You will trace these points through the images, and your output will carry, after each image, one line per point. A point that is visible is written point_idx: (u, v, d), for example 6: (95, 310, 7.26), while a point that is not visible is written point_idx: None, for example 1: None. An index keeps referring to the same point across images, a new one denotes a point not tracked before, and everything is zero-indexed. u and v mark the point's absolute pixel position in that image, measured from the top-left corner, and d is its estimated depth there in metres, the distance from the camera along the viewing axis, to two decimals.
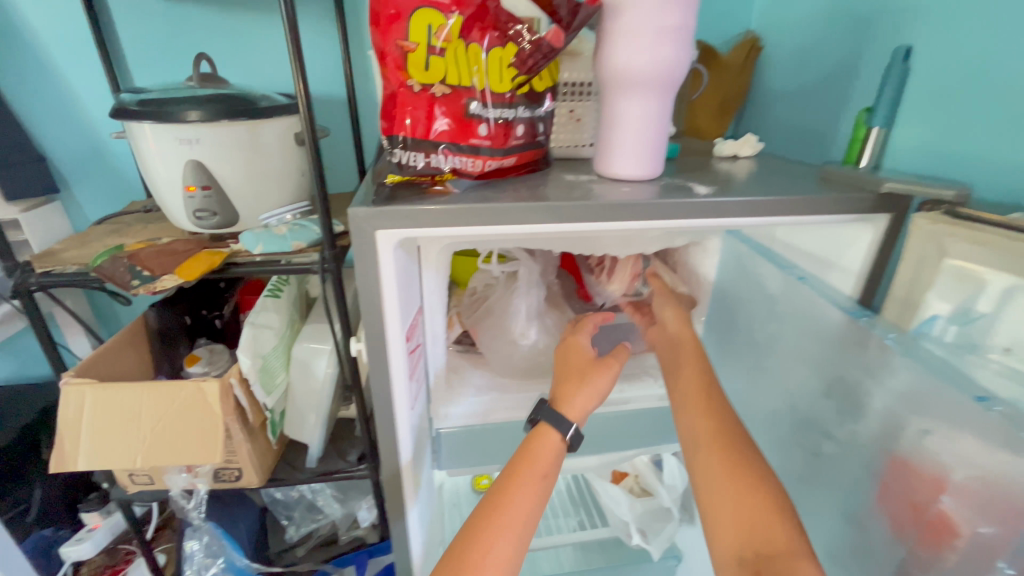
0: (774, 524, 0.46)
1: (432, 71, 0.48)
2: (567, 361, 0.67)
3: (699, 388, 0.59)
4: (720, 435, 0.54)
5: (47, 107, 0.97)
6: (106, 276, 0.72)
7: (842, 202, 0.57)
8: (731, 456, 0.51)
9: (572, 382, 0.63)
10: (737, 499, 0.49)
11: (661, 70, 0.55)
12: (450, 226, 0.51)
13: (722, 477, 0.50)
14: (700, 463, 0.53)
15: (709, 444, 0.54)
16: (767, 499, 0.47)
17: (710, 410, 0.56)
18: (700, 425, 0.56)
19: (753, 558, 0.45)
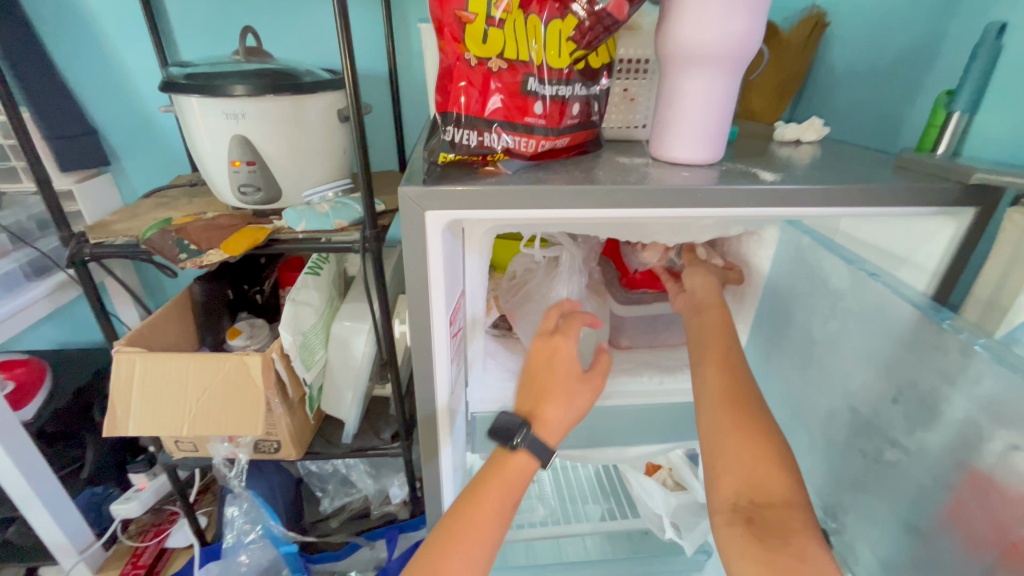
0: (774, 479, 0.50)
1: (489, 44, 0.46)
2: (549, 367, 0.63)
3: (723, 349, 0.60)
4: (736, 394, 0.56)
5: (99, 80, 0.99)
6: (155, 249, 0.74)
7: (923, 193, 0.53)
8: (744, 414, 0.54)
9: (554, 398, 0.61)
10: (743, 452, 0.52)
11: (730, 46, 0.51)
12: (501, 208, 0.49)
13: (733, 433, 0.53)
14: (714, 419, 0.55)
15: (724, 401, 0.56)
16: (772, 456, 0.51)
17: (729, 371, 0.58)
18: (718, 383, 0.57)
19: (747, 505, 0.50)
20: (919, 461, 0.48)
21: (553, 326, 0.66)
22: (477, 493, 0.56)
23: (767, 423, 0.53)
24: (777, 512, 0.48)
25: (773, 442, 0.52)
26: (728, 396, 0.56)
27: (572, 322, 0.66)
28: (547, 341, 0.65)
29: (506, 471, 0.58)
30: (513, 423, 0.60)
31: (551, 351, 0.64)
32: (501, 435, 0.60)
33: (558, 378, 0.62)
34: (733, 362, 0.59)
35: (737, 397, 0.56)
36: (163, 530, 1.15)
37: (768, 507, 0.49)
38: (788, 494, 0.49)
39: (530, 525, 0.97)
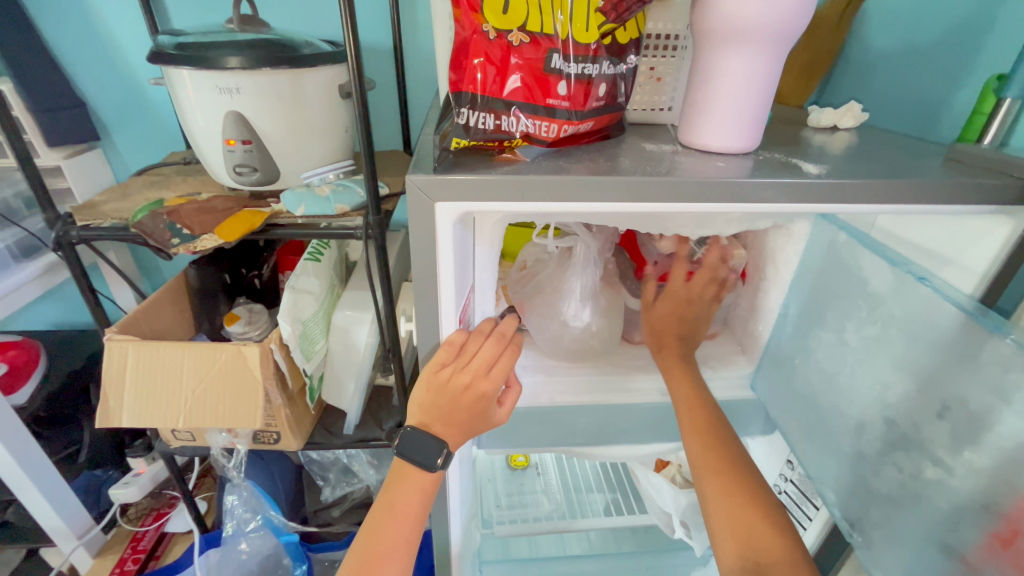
0: (770, 539, 0.55)
1: (511, 15, 0.41)
2: (474, 409, 0.53)
3: (705, 416, 0.64)
4: (723, 463, 0.61)
5: (85, 49, 0.93)
6: (146, 233, 0.70)
7: (980, 190, 0.48)
8: (733, 481, 0.60)
9: (468, 437, 0.55)
10: (738, 520, 0.57)
11: (776, 21, 0.46)
12: (518, 199, 0.45)
13: (728, 500, 0.59)
14: (708, 489, 0.60)
15: (713, 471, 0.61)
16: (764, 515, 0.57)
17: (712, 438, 0.63)
18: (705, 455, 0.62)
19: (752, 566, 0.55)
20: (964, 481, 0.45)
21: (489, 360, 0.53)
22: (393, 499, 0.54)
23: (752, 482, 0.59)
24: (779, 569, 0.54)
25: (763, 502, 0.58)
26: (715, 465, 0.61)
27: (509, 356, 0.56)
28: (480, 382, 0.52)
29: (418, 479, 0.54)
30: (427, 451, 0.53)
31: (487, 397, 0.53)
32: (411, 450, 0.53)
33: (476, 419, 0.54)
34: (715, 428, 0.63)
35: (725, 465, 0.61)
36: (163, 514, 1.14)
37: (771, 566, 0.54)
38: (785, 551, 0.54)
39: (535, 520, 0.94)
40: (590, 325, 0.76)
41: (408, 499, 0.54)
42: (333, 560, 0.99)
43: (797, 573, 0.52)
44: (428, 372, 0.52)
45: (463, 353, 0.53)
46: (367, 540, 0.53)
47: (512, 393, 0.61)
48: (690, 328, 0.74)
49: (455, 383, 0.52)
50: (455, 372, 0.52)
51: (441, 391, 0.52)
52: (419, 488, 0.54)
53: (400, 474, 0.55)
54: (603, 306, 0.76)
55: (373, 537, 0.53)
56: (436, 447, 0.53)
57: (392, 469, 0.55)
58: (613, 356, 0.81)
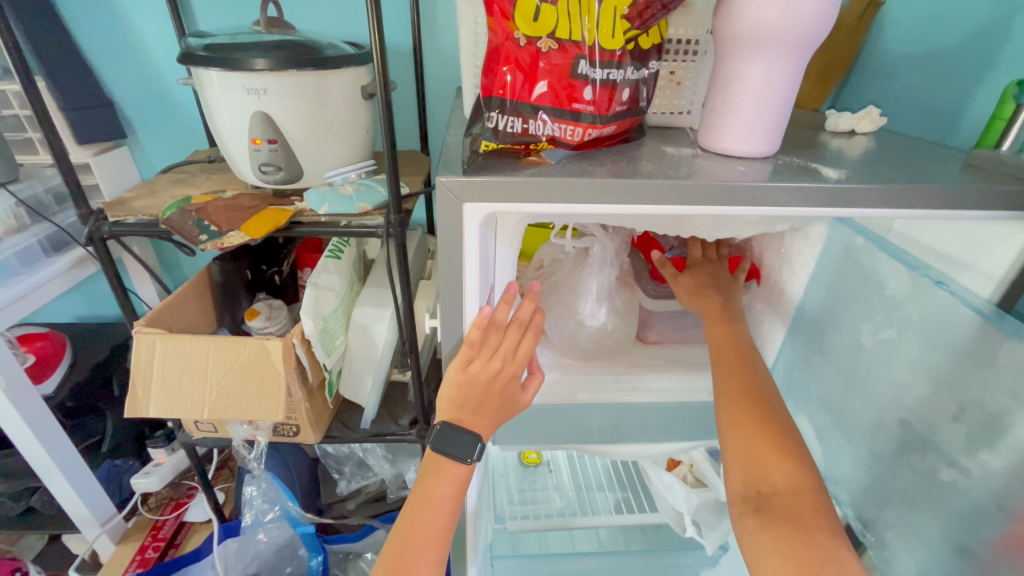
0: (779, 467, 0.53)
1: (541, 22, 0.42)
2: (504, 393, 0.55)
3: (734, 355, 0.63)
4: (745, 393, 0.59)
5: (114, 49, 0.96)
6: (175, 229, 0.72)
7: (998, 195, 0.48)
8: (753, 412, 0.57)
9: (499, 423, 0.58)
10: (751, 448, 0.55)
11: (797, 26, 0.46)
12: (543, 201, 0.46)
13: (743, 428, 0.56)
14: (725, 417, 0.58)
15: (734, 400, 0.58)
16: (779, 445, 0.54)
17: (739, 371, 0.61)
18: (731, 386, 0.60)
19: (755, 495, 0.52)
20: (979, 483, 0.45)
21: (513, 345, 0.55)
22: (429, 491, 0.55)
23: (773, 415, 0.57)
24: (783, 499, 0.51)
25: (781, 435, 0.55)
26: (738, 394, 0.59)
27: (530, 338, 0.57)
28: (510, 366, 0.55)
29: (453, 472, 0.56)
30: (462, 445, 0.55)
31: (515, 380, 0.55)
32: (446, 444, 0.55)
33: (506, 403, 0.57)
34: (745, 365, 0.61)
35: (748, 396, 0.58)
36: (182, 505, 1.17)
37: (775, 495, 0.52)
38: (795, 482, 0.51)
39: (547, 516, 0.96)
40: (606, 325, 0.78)
41: (443, 490, 0.55)
42: (347, 551, 1.02)
43: (800, 501, 0.50)
44: (455, 369, 0.53)
45: (488, 344, 0.54)
46: (403, 532, 0.54)
47: (533, 378, 0.64)
48: (719, 277, 0.72)
49: (484, 373, 0.53)
50: (483, 363, 0.53)
51: (472, 383, 0.53)
52: (454, 480, 0.56)
53: (434, 466, 0.56)
54: (618, 306, 0.78)
55: (410, 529, 0.53)
56: (470, 440, 0.55)
57: (426, 463, 0.57)
58: (628, 355, 0.83)
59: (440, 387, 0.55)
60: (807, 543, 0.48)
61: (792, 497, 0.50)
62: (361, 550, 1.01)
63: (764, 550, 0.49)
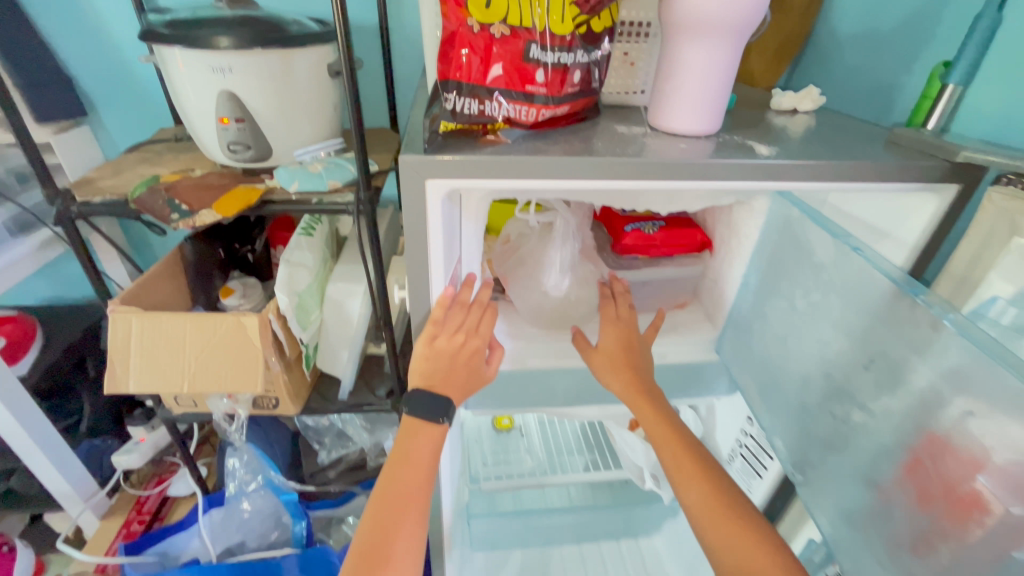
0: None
1: (493, 9, 0.45)
2: (470, 365, 0.59)
3: (692, 455, 0.63)
4: (720, 505, 0.58)
5: (70, 25, 0.94)
6: (145, 208, 0.73)
7: (909, 171, 0.54)
8: (736, 524, 0.56)
9: (469, 393, 0.60)
10: (751, 570, 0.53)
11: (734, 14, 0.50)
12: (500, 177, 0.49)
13: (734, 545, 0.55)
14: (710, 539, 0.57)
15: (716, 517, 0.57)
16: (771, 555, 0.53)
17: (704, 479, 0.61)
18: (701, 499, 0.59)
19: None
20: (883, 423, 0.52)
21: (476, 320, 0.59)
22: (406, 449, 0.57)
23: (752, 521, 0.56)
24: None
25: (768, 539, 0.55)
26: (713, 508, 0.58)
27: (489, 318, 0.61)
28: (473, 339, 0.58)
29: (429, 433, 0.58)
30: (433, 407, 0.56)
31: (479, 352, 0.59)
32: (420, 409, 0.56)
33: (473, 374, 0.59)
34: (707, 471, 0.61)
35: (722, 505, 0.58)
36: (164, 479, 1.19)
37: None
38: None
39: (519, 476, 1.02)
40: (570, 295, 0.83)
41: (421, 449, 0.57)
42: (330, 516, 1.07)
43: None
44: (422, 344, 0.56)
45: (452, 321, 0.57)
46: (385, 488, 0.56)
47: (497, 352, 0.67)
48: (635, 339, 0.75)
49: (450, 347, 0.57)
50: (448, 338, 0.57)
51: (439, 356, 0.57)
52: (430, 440, 0.58)
53: (409, 431, 0.58)
54: (582, 277, 0.82)
55: (392, 482, 0.56)
56: (442, 403, 0.57)
57: (401, 427, 0.58)
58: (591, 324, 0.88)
59: (409, 361, 0.58)
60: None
61: None
62: (344, 515, 1.07)
63: None
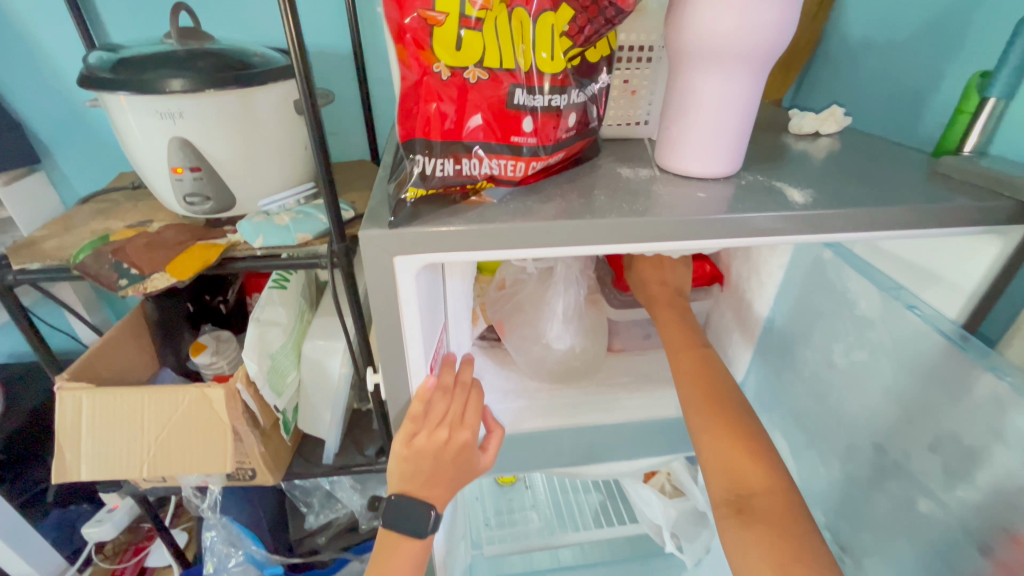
0: (754, 470, 0.50)
1: (466, 51, 0.36)
2: (459, 461, 0.50)
3: (693, 355, 0.60)
4: (713, 398, 0.55)
5: (16, 67, 0.86)
6: (91, 275, 0.65)
7: (969, 212, 0.46)
8: (725, 414, 0.54)
9: (456, 491, 0.52)
10: (728, 454, 0.52)
11: (757, 40, 0.42)
12: (485, 249, 0.41)
13: (718, 433, 0.53)
14: (693, 422, 0.55)
15: (705, 407, 0.55)
16: (752, 448, 0.51)
17: (702, 376, 0.57)
18: (695, 391, 0.56)
19: (735, 498, 0.50)
20: (956, 519, 0.43)
21: (462, 408, 0.51)
22: (382, 573, 0.49)
23: (743, 416, 0.54)
24: (761, 500, 0.48)
25: (753, 436, 0.52)
26: (706, 401, 0.55)
27: (476, 400, 0.53)
28: (460, 432, 0.50)
29: (408, 548, 0.50)
30: (415, 519, 0.48)
31: (469, 446, 0.50)
32: (395, 520, 0.49)
33: (462, 469, 0.51)
34: (707, 367, 0.58)
35: (715, 398, 0.55)
36: (143, 548, 1.10)
37: (754, 497, 0.49)
38: (770, 484, 0.49)
39: (525, 537, 0.93)
40: (574, 346, 0.75)
41: (397, 570, 0.49)
42: None
43: (780, 501, 0.48)
44: (399, 444, 0.48)
45: (433, 413, 0.48)
46: None
47: (493, 435, 0.58)
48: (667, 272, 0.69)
49: (432, 446, 0.48)
50: (429, 434, 0.48)
51: (420, 457, 0.48)
52: (409, 560, 0.49)
53: (388, 545, 0.50)
54: (586, 326, 0.76)
55: None
56: (425, 512, 0.48)
57: (377, 541, 0.50)
58: (598, 374, 0.80)
59: (387, 461, 0.49)
60: (792, 547, 0.45)
61: (771, 499, 0.48)
62: None
63: (749, 554, 0.47)
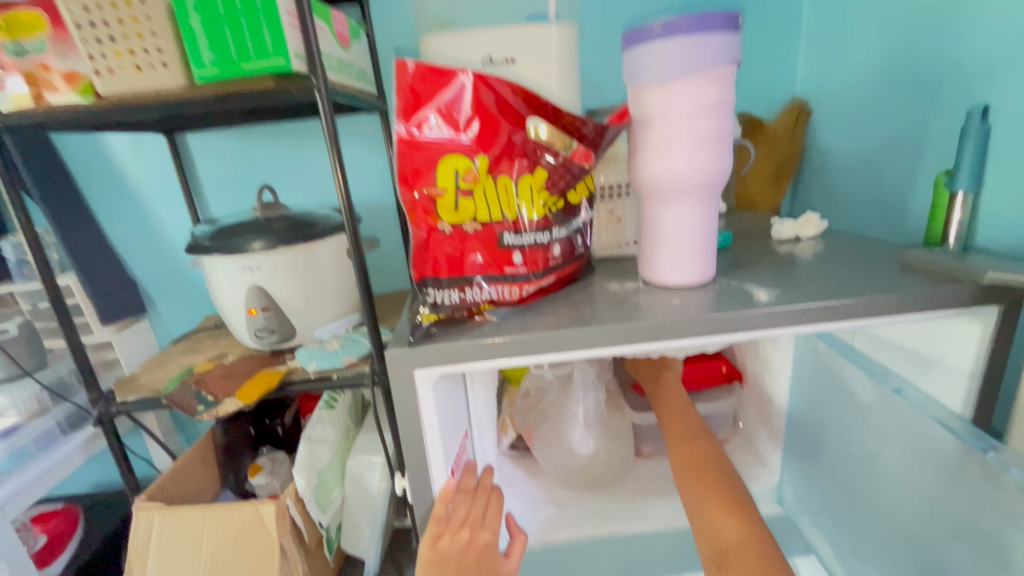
0: (730, 523, 0.54)
1: (461, 211, 0.47)
2: (480, 562, 0.54)
3: (677, 418, 0.66)
4: (697, 458, 0.61)
5: (139, 238, 1.09)
6: (176, 403, 0.77)
7: (938, 297, 0.48)
8: (703, 472, 0.59)
9: None
10: (707, 509, 0.56)
11: (701, 176, 0.52)
12: (490, 359, 0.48)
13: (699, 490, 0.58)
14: (682, 484, 0.60)
15: (689, 469, 0.60)
16: (730, 503, 0.56)
17: (685, 438, 0.64)
18: (682, 456, 0.62)
19: (716, 553, 0.53)
20: None
21: (483, 510, 0.55)
22: None
23: (722, 474, 0.59)
24: (738, 552, 0.52)
25: (731, 492, 0.57)
26: (690, 461, 0.61)
27: (495, 503, 0.58)
28: (481, 533, 0.53)
29: None
30: None
31: (490, 546, 0.54)
32: None
33: (484, 573, 0.54)
34: (693, 434, 0.64)
35: (698, 458, 0.61)
36: None
37: (731, 550, 0.52)
38: (745, 536, 0.52)
39: None
40: (598, 451, 0.78)
41: None
42: None
43: (755, 551, 0.51)
44: (425, 547, 0.50)
45: (456, 515, 0.52)
46: None
47: (516, 540, 0.61)
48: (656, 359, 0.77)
49: (456, 547, 0.51)
50: (452, 536, 0.51)
51: (445, 560, 0.51)
52: None
53: None
54: (608, 430, 0.78)
55: None
56: None
57: None
58: (629, 480, 0.80)
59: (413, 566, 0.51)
60: None
61: (746, 549, 0.52)
62: None
63: None
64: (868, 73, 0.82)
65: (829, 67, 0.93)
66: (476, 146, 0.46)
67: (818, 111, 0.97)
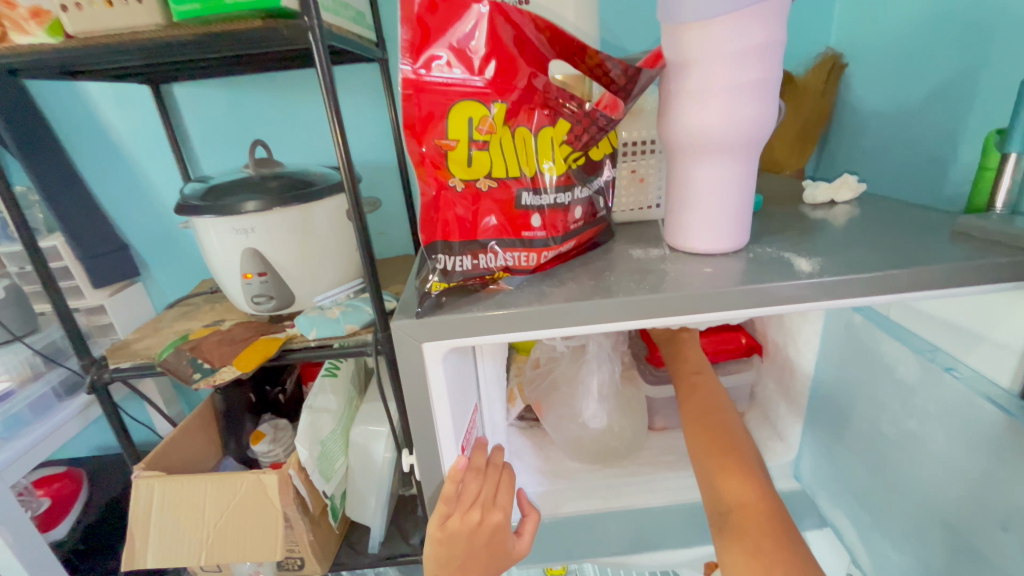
0: (736, 486, 0.54)
1: (475, 166, 0.42)
2: (492, 542, 0.51)
3: (692, 386, 0.64)
4: (710, 422, 0.60)
5: (128, 198, 1.04)
6: (169, 370, 0.73)
7: (998, 269, 0.43)
8: (713, 435, 0.59)
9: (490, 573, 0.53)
10: (715, 472, 0.56)
11: (741, 130, 0.46)
12: (505, 332, 0.44)
13: (709, 453, 0.58)
14: (695, 451, 0.59)
15: (701, 433, 0.59)
16: (738, 467, 0.56)
17: (700, 405, 0.62)
18: (695, 422, 0.60)
19: (719, 515, 0.54)
20: None
21: (494, 490, 0.52)
22: None
23: (734, 436, 0.58)
24: (741, 514, 0.53)
25: (740, 455, 0.57)
26: (705, 427, 0.60)
27: (507, 482, 0.55)
28: (492, 513, 0.50)
29: None
30: None
31: (502, 527, 0.50)
32: None
33: (496, 554, 0.52)
34: (709, 401, 0.62)
35: (711, 421, 0.60)
36: None
37: (733, 512, 0.53)
38: (749, 499, 0.53)
39: None
40: (611, 425, 0.75)
41: None
42: None
43: (756, 514, 0.52)
44: (433, 526, 0.49)
45: (466, 494, 0.49)
46: None
47: (528, 518, 0.58)
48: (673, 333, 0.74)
49: (465, 528, 0.48)
50: (462, 515, 0.48)
51: (455, 539, 0.48)
52: None
53: None
54: (621, 402, 0.75)
55: None
56: None
57: None
58: (641, 453, 0.78)
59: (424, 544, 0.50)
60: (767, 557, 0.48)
61: (749, 512, 0.52)
62: None
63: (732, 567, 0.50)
64: (914, 18, 0.74)
65: (869, 14, 0.85)
66: (493, 92, 0.41)
67: (854, 64, 0.89)
